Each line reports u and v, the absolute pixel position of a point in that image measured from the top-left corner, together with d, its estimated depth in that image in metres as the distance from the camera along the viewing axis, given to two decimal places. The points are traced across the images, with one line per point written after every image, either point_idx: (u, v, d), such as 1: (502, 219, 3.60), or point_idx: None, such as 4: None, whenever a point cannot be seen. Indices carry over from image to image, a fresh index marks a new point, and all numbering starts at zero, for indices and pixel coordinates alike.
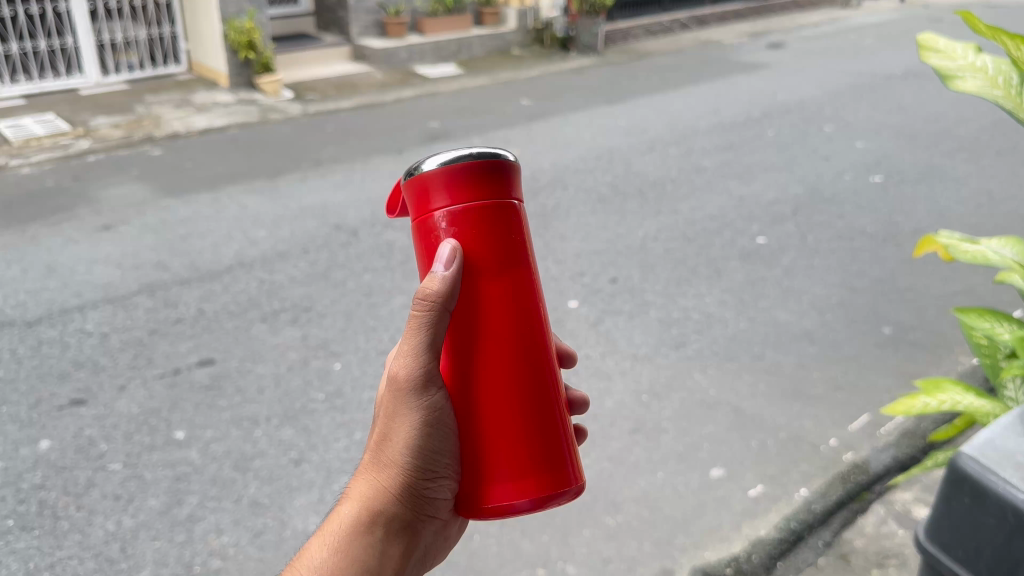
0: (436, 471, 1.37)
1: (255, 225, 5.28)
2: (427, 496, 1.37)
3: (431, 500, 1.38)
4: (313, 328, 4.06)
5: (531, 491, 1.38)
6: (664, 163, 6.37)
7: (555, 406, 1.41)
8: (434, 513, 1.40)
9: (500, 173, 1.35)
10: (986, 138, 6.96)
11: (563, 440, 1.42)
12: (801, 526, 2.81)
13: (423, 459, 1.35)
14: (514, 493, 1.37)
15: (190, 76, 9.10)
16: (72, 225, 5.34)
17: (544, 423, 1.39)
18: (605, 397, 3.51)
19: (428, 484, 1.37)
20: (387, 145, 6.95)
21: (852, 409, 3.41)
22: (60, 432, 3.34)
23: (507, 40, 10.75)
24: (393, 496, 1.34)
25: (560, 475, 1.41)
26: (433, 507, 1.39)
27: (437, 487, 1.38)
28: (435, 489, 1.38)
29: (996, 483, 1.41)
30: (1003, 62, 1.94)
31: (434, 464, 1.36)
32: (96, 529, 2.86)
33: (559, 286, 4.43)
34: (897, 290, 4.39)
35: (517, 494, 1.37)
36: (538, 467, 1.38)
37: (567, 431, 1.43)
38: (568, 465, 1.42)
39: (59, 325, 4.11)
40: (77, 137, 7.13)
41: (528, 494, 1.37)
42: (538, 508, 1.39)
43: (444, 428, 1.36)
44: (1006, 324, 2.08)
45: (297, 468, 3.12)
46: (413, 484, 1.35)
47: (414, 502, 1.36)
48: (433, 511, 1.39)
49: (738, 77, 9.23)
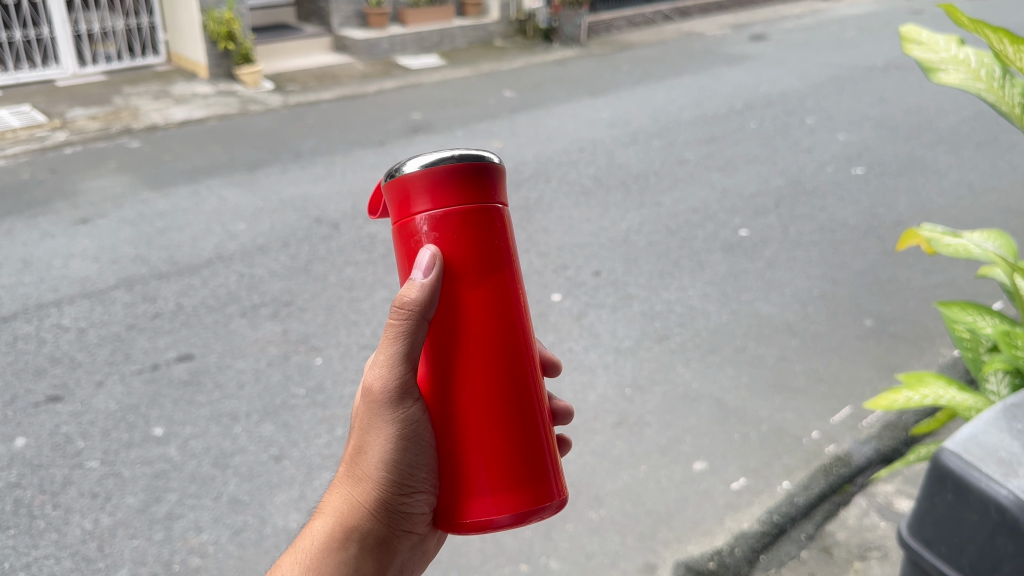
0: (412, 485, 1.36)
1: (235, 218, 5.22)
2: (403, 510, 1.37)
3: (407, 515, 1.37)
4: (294, 322, 4.02)
5: (512, 506, 1.35)
6: (647, 155, 6.36)
7: (539, 420, 1.39)
8: (410, 527, 1.39)
9: (482, 176, 1.32)
10: (966, 130, 7.00)
11: (547, 454, 1.40)
12: (784, 519, 2.82)
13: (399, 473, 1.34)
14: (493, 508, 1.34)
15: (169, 67, 8.99)
16: (49, 219, 5.26)
17: (527, 436, 1.37)
18: (588, 391, 3.50)
19: (404, 499, 1.36)
20: (369, 137, 6.90)
21: (833, 401, 3.42)
22: (36, 429, 3.29)
23: (490, 31, 10.70)
24: (369, 510, 1.35)
25: (541, 488, 1.38)
26: (408, 521, 1.38)
27: (414, 501, 1.37)
28: (412, 503, 1.37)
29: (979, 479, 1.40)
30: (986, 56, 1.95)
31: (409, 479, 1.35)
32: (73, 528, 2.82)
33: (542, 280, 4.41)
34: (878, 282, 4.41)
35: (497, 508, 1.34)
36: (519, 482, 1.36)
37: (551, 445, 1.41)
38: (551, 479, 1.40)
39: (36, 320, 4.06)
40: (53, 129, 7.05)
41: (508, 509, 1.35)
42: (519, 522, 1.36)
43: (421, 442, 1.34)
44: (988, 317, 2.11)
45: (278, 464, 3.09)
46: (387, 498, 1.35)
47: (389, 517, 1.36)
48: (409, 526, 1.38)
49: (721, 69, 9.23)
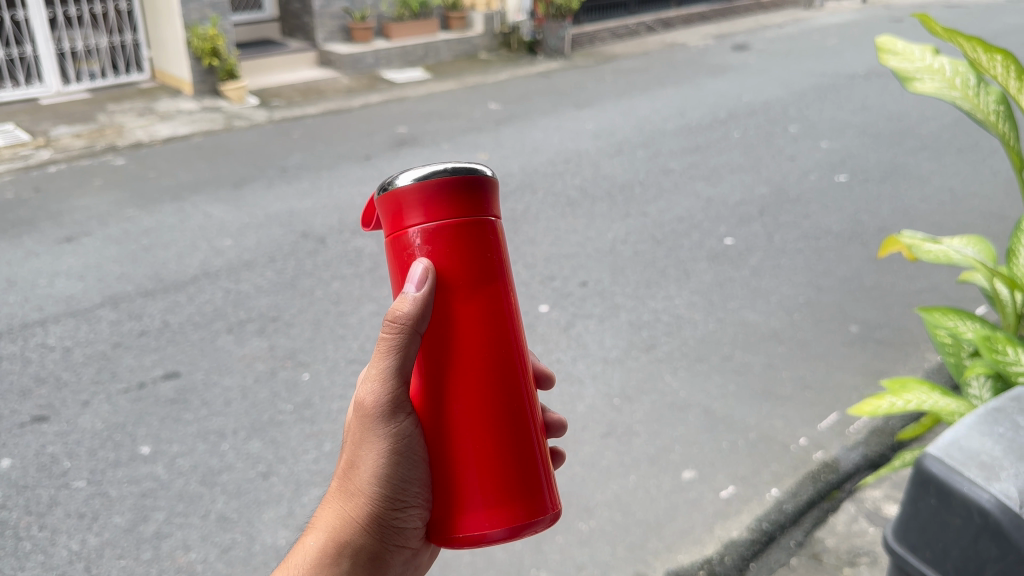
0: (404, 500, 1.35)
1: (220, 235, 5.21)
2: (396, 526, 1.36)
3: (400, 530, 1.36)
4: (281, 338, 4.01)
5: (505, 520, 1.35)
6: (633, 165, 6.39)
7: (532, 431, 1.39)
8: (403, 542, 1.38)
9: (475, 189, 1.33)
10: (948, 136, 7.06)
11: (540, 467, 1.40)
12: (773, 527, 2.83)
13: (391, 488, 1.34)
14: (486, 522, 1.35)
15: (154, 84, 8.97)
16: (33, 237, 5.24)
17: (520, 448, 1.37)
18: (576, 401, 3.50)
19: (396, 514, 1.35)
20: (355, 151, 6.90)
21: (820, 408, 3.43)
22: (21, 450, 3.27)
23: (475, 44, 10.74)
24: (361, 526, 1.34)
25: (535, 501, 1.38)
26: (402, 536, 1.37)
27: (406, 516, 1.36)
28: (405, 518, 1.36)
29: (961, 484, 1.42)
30: (960, 64, 2.11)
31: (402, 493, 1.35)
32: (59, 549, 2.80)
33: (529, 291, 4.42)
34: (863, 288, 4.44)
35: (490, 522, 1.35)
36: (513, 495, 1.36)
37: (544, 457, 1.42)
38: (545, 492, 1.40)
39: (20, 340, 4.03)
40: (37, 148, 7.02)
41: (502, 524, 1.35)
42: (512, 537, 1.36)
43: (413, 456, 1.34)
44: (969, 321, 2.18)
45: (266, 481, 3.08)
46: (379, 514, 1.34)
47: (381, 532, 1.35)
48: (402, 541, 1.37)
49: (705, 79, 9.29)
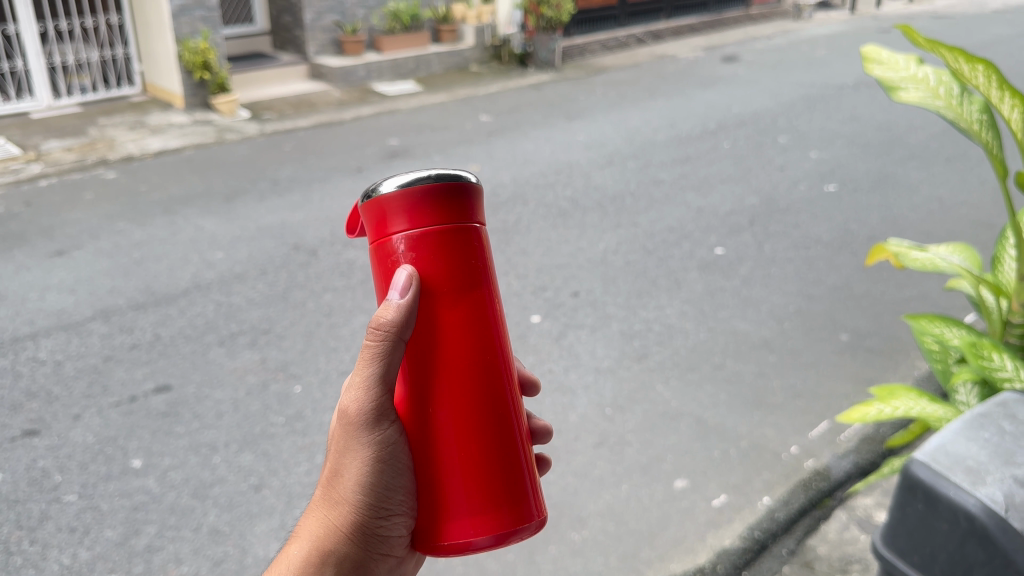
0: (389, 508, 1.36)
1: (212, 247, 5.22)
2: (380, 534, 1.36)
3: (385, 538, 1.37)
4: (272, 350, 4.01)
5: (490, 528, 1.36)
6: (623, 176, 6.42)
7: (516, 437, 1.40)
8: (387, 550, 1.38)
9: (459, 196, 1.34)
10: (936, 145, 7.12)
11: (525, 471, 1.41)
12: (765, 535, 2.84)
13: (375, 496, 1.34)
14: (471, 529, 1.35)
15: (145, 98, 8.96)
16: (24, 251, 5.23)
17: (505, 455, 1.38)
18: (569, 411, 3.50)
19: (380, 522, 1.36)
20: (346, 163, 6.92)
21: (812, 416, 3.45)
22: (12, 464, 3.25)
23: (466, 56, 10.76)
24: (345, 534, 1.35)
25: (520, 508, 1.39)
26: (386, 544, 1.37)
27: (391, 524, 1.36)
28: (389, 527, 1.37)
29: (947, 488, 1.49)
30: (943, 74, 2.14)
31: (386, 502, 1.35)
32: (50, 564, 2.79)
33: (522, 301, 4.44)
34: (853, 296, 4.47)
35: (475, 530, 1.35)
36: (497, 501, 1.36)
37: (529, 463, 1.42)
38: (530, 499, 1.41)
39: (11, 354, 4.02)
40: (28, 161, 7.01)
41: (487, 531, 1.35)
42: (498, 544, 1.37)
43: (397, 463, 1.35)
44: (955, 329, 2.22)
45: (258, 494, 3.07)
46: (363, 522, 1.34)
47: (365, 541, 1.36)
48: (386, 549, 1.38)
49: (695, 90, 9.35)
